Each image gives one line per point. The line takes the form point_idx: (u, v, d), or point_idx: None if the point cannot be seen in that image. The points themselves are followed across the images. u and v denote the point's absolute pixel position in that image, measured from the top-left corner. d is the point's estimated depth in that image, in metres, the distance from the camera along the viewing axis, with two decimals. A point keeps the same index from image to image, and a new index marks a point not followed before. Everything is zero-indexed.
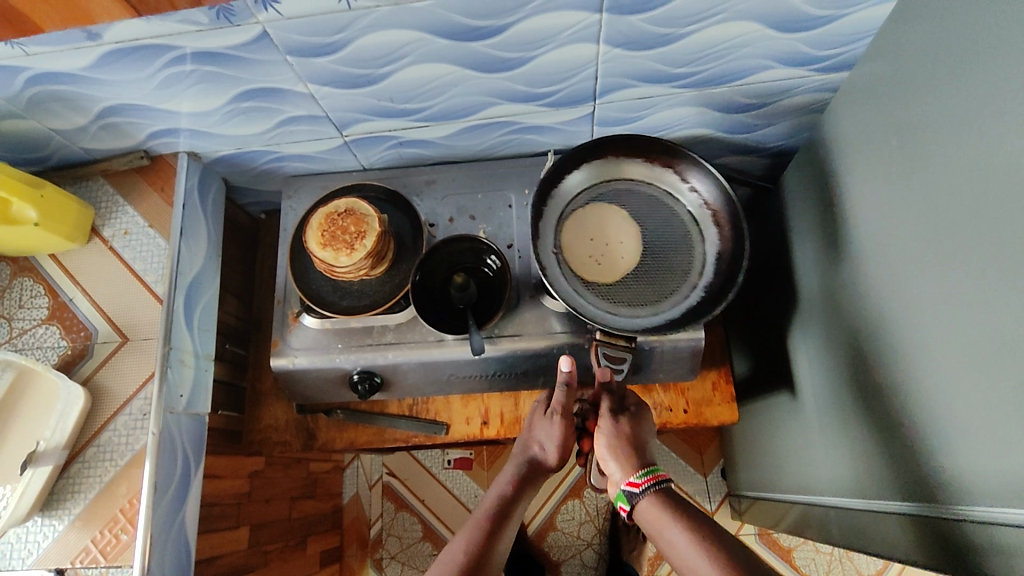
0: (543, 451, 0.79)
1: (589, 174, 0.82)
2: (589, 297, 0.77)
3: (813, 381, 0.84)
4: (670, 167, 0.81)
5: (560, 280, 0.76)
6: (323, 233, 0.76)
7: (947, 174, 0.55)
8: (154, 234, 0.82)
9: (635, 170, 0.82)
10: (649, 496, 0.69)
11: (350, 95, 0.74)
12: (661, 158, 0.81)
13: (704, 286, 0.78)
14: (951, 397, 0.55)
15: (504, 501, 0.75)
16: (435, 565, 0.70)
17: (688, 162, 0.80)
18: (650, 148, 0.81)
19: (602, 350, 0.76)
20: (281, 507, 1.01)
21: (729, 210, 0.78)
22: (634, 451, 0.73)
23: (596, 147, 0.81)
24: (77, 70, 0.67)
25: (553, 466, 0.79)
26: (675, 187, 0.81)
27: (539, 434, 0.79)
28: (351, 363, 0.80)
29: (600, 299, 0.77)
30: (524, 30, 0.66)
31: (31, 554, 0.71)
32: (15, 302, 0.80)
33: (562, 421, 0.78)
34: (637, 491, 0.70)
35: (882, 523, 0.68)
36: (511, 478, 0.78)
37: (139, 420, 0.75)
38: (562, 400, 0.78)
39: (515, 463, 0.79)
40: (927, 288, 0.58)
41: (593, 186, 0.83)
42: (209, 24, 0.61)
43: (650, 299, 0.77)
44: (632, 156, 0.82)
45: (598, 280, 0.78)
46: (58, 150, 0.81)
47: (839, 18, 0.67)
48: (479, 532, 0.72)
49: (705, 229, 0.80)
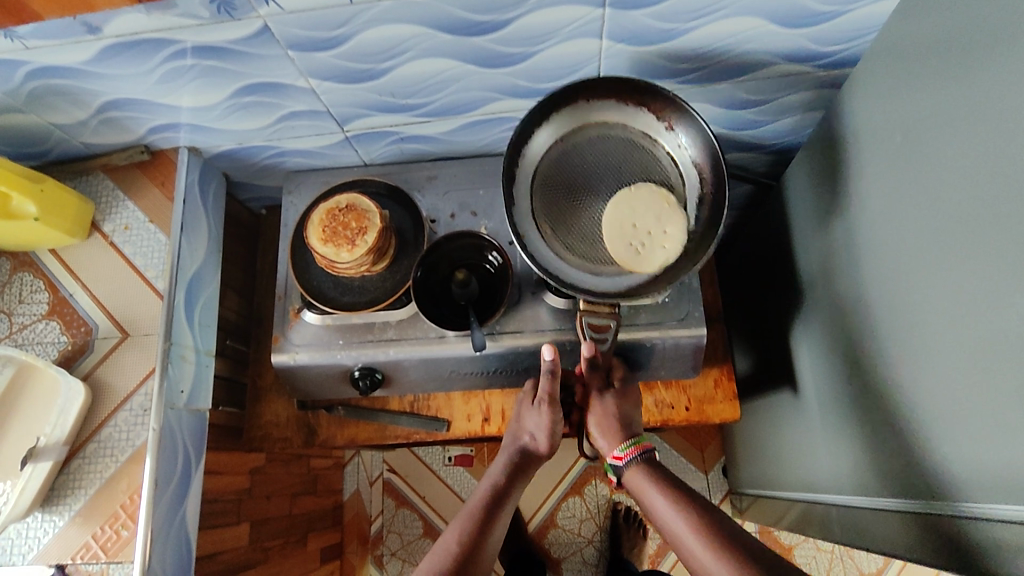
0: (534, 439, 0.80)
1: (560, 126, 0.76)
2: (569, 259, 0.74)
3: (816, 378, 0.84)
4: (645, 106, 0.74)
5: (541, 250, 0.74)
6: (324, 229, 0.76)
7: (950, 170, 0.55)
8: (154, 229, 0.81)
9: (607, 115, 0.75)
10: (632, 467, 0.75)
11: (352, 89, 0.74)
12: (635, 97, 0.74)
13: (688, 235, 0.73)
14: (953, 394, 0.55)
15: (498, 490, 0.76)
16: (428, 555, 0.69)
17: (671, 106, 0.73)
18: (621, 89, 0.73)
19: (585, 321, 0.72)
20: (282, 503, 1.01)
21: (711, 159, 0.73)
22: (619, 425, 0.78)
23: (562, 98, 0.74)
24: (76, 64, 0.66)
25: (545, 453, 0.80)
26: (654, 128, 0.75)
27: (528, 423, 0.80)
28: (352, 360, 0.80)
29: (583, 261, 0.74)
30: (526, 25, 0.65)
31: (32, 550, 0.71)
32: (14, 297, 0.80)
33: (550, 410, 0.78)
34: (620, 464, 0.76)
35: (885, 520, 0.67)
36: (504, 468, 0.78)
37: (139, 416, 0.74)
38: (547, 389, 0.77)
39: (507, 453, 0.80)
40: (929, 285, 0.58)
41: (564, 137, 0.76)
42: (210, 18, 0.61)
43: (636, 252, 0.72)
44: (605, 99, 0.75)
45: (581, 240, 0.74)
46: (58, 145, 0.81)
47: (843, 14, 0.67)
48: (473, 520, 0.72)
49: (687, 171, 0.75)
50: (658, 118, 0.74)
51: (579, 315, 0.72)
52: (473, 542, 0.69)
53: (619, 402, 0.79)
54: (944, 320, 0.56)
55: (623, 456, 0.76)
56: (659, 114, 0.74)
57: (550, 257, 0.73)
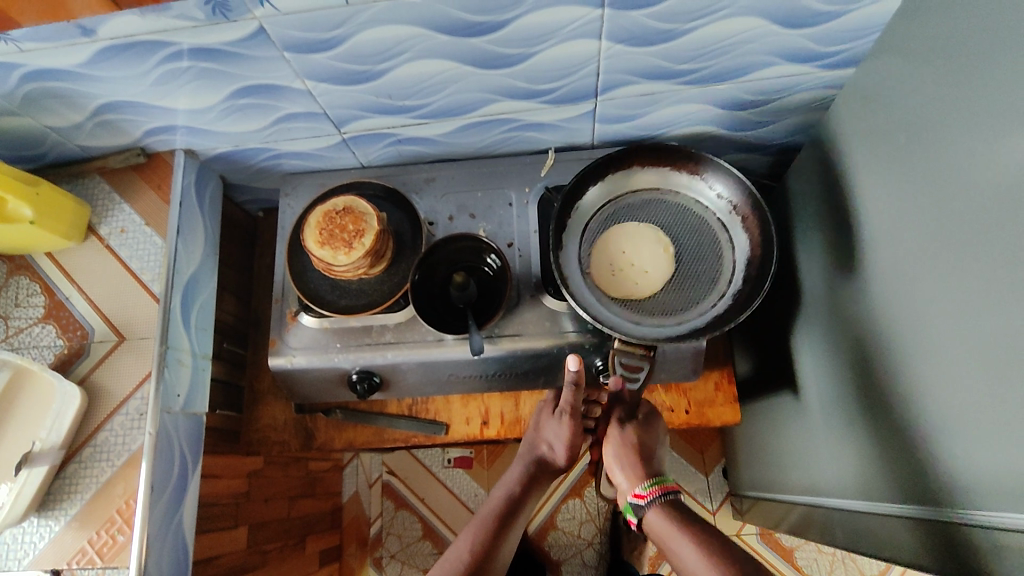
0: (551, 450, 0.79)
1: (611, 186, 0.81)
2: (611, 309, 0.75)
3: (817, 381, 0.83)
4: (698, 174, 0.79)
5: (583, 293, 0.75)
6: (320, 232, 0.75)
7: (954, 173, 0.54)
8: (150, 232, 0.81)
9: (662, 181, 0.80)
10: (654, 508, 0.71)
11: (348, 91, 0.73)
12: (689, 165, 0.79)
13: (735, 293, 0.75)
14: (957, 400, 0.55)
15: (511, 500, 0.75)
16: (439, 564, 0.69)
17: (720, 170, 0.78)
18: (675, 157, 0.79)
19: (619, 359, 0.74)
20: (280, 507, 1.01)
21: (755, 207, 0.76)
22: (642, 462, 0.76)
23: (620, 158, 0.79)
24: (72, 67, 0.66)
25: (562, 465, 0.79)
26: (705, 195, 0.80)
27: (547, 434, 0.79)
28: (349, 363, 0.80)
29: (625, 310, 0.75)
30: (525, 26, 0.65)
31: (27, 555, 0.70)
32: (11, 301, 0.80)
33: (571, 422, 0.78)
34: (642, 503, 0.73)
35: (888, 524, 0.67)
36: (519, 477, 0.78)
37: (135, 421, 0.74)
38: (569, 400, 0.76)
39: (523, 463, 0.79)
40: (935, 290, 0.57)
41: (617, 198, 0.81)
42: (205, 20, 0.60)
43: (674, 308, 0.76)
44: (659, 165, 0.80)
45: (622, 288, 0.76)
46: (54, 147, 0.80)
47: (846, 14, 0.66)
48: (485, 529, 0.71)
49: (734, 231, 0.78)
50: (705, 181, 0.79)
51: (613, 354, 0.74)
52: (485, 550, 0.69)
53: (640, 433, 0.79)
54: (949, 325, 0.55)
55: (645, 495, 0.73)
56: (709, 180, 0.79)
57: (593, 302, 0.74)
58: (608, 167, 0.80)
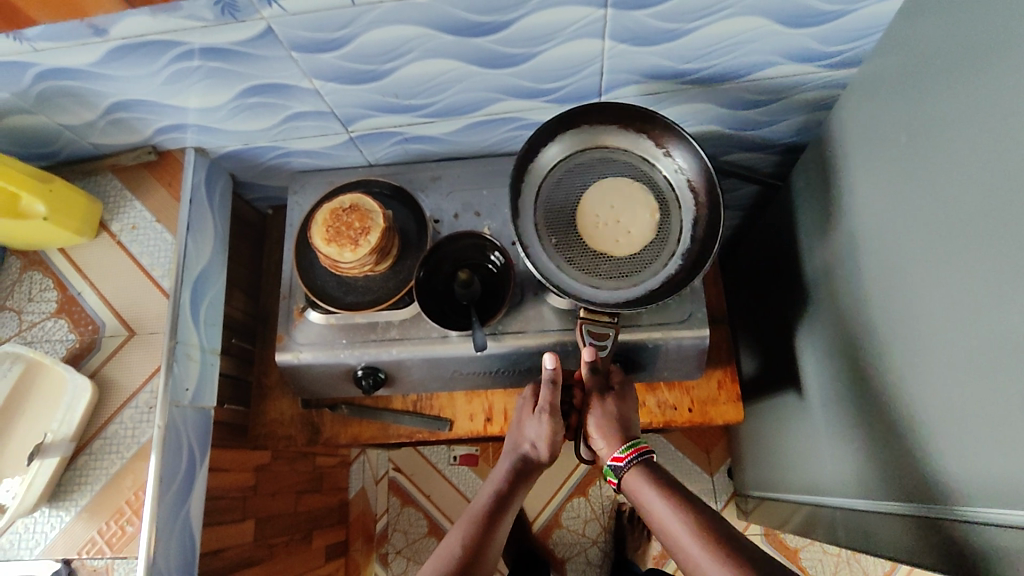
0: (535, 448, 0.78)
1: (562, 150, 0.78)
2: (569, 272, 0.74)
3: (820, 380, 0.83)
4: (645, 133, 0.77)
5: (540, 256, 0.74)
6: (327, 229, 0.76)
7: (952, 173, 0.54)
8: (161, 229, 0.82)
9: (612, 139, 0.78)
10: (632, 468, 0.72)
11: (355, 90, 0.74)
12: (637, 124, 0.77)
13: (684, 255, 0.74)
14: (955, 400, 0.55)
15: (499, 496, 0.76)
16: (432, 559, 0.70)
17: (670, 131, 0.76)
18: (626, 114, 0.76)
19: (585, 329, 0.72)
20: (287, 501, 1.02)
21: (706, 176, 0.75)
22: (619, 428, 0.76)
23: (568, 120, 0.76)
24: (84, 65, 0.67)
25: (546, 461, 0.78)
26: (652, 154, 0.77)
27: (529, 432, 0.78)
28: (355, 359, 0.81)
29: (581, 272, 0.75)
30: (529, 25, 0.65)
31: (39, 544, 0.72)
32: (24, 295, 0.81)
33: (551, 418, 0.76)
34: (621, 465, 0.73)
35: (888, 522, 0.67)
36: (506, 473, 0.78)
37: (145, 413, 0.75)
38: (548, 399, 0.75)
39: (508, 459, 0.79)
40: (932, 286, 0.57)
41: (568, 159, 0.79)
42: (214, 20, 0.61)
43: (628, 272, 0.74)
44: (608, 125, 0.78)
45: (581, 253, 0.75)
46: (67, 145, 0.82)
47: (849, 13, 0.66)
48: (475, 523, 0.72)
49: (684, 200, 0.76)
50: (658, 144, 0.77)
51: (579, 322, 0.72)
52: (475, 545, 0.70)
53: (617, 403, 0.77)
54: (947, 323, 0.56)
55: (623, 458, 0.73)
56: (658, 141, 0.77)
57: (549, 267, 0.74)
58: (557, 129, 0.77)
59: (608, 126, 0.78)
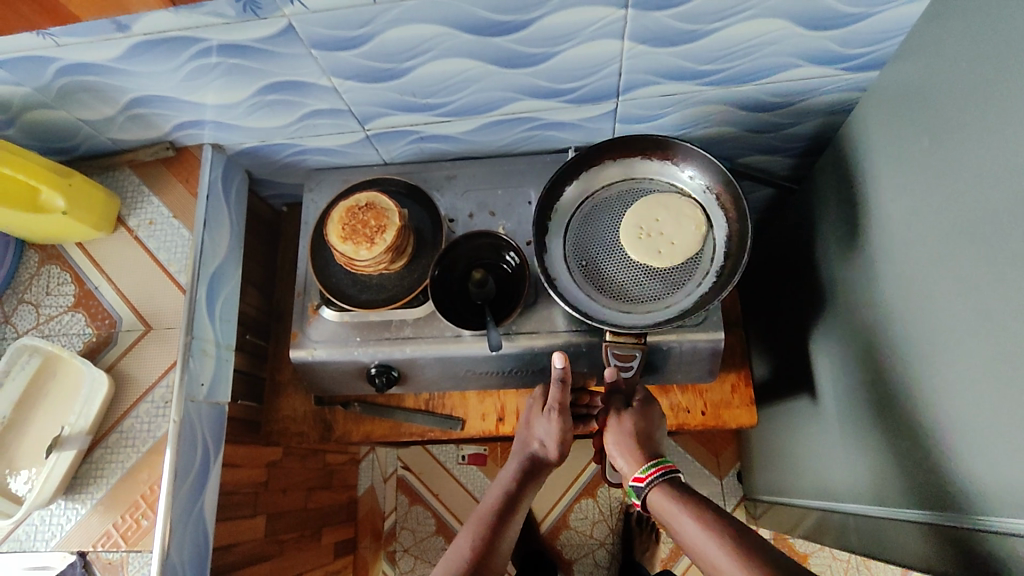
0: (544, 446, 0.79)
1: (582, 187, 0.80)
2: (600, 301, 0.75)
3: (834, 385, 0.83)
4: (668, 159, 0.78)
5: (570, 288, 0.76)
6: (343, 227, 0.76)
7: (975, 178, 0.54)
8: (178, 225, 0.83)
9: (631, 171, 0.79)
10: (655, 487, 0.72)
11: (373, 88, 0.74)
12: (658, 151, 0.78)
13: (717, 270, 0.74)
14: (975, 407, 0.54)
15: (509, 496, 0.76)
16: (443, 560, 0.70)
17: (690, 153, 0.77)
18: (643, 144, 0.78)
19: (610, 350, 0.75)
20: (298, 497, 1.02)
21: (730, 188, 0.75)
22: (642, 445, 0.77)
23: (585, 157, 0.79)
24: (104, 61, 0.67)
25: (554, 460, 0.79)
26: (675, 178, 0.78)
27: (538, 430, 0.79)
28: (369, 357, 0.81)
29: (613, 300, 0.75)
30: (549, 25, 0.65)
31: (54, 536, 0.72)
32: (42, 288, 0.82)
33: (560, 417, 0.77)
34: (643, 486, 0.73)
35: (903, 530, 0.67)
36: (515, 473, 0.78)
37: (161, 408, 0.76)
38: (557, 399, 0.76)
39: (517, 460, 0.79)
40: (954, 292, 0.57)
41: (592, 195, 0.80)
42: (235, 17, 0.62)
43: (660, 292, 0.75)
44: (627, 157, 0.79)
45: (614, 281, 0.76)
46: (86, 140, 0.82)
47: (872, 16, 0.66)
48: (485, 524, 0.72)
49: (712, 213, 0.76)
50: (678, 167, 0.78)
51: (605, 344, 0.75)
52: (485, 545, 0.70)
53: (638, 420, 0.79)
54: (969, 330, 0.55)
55: (645, 479, 0.73)
56: (681, 163, 0.78)
57: (582, 299, 0.75)
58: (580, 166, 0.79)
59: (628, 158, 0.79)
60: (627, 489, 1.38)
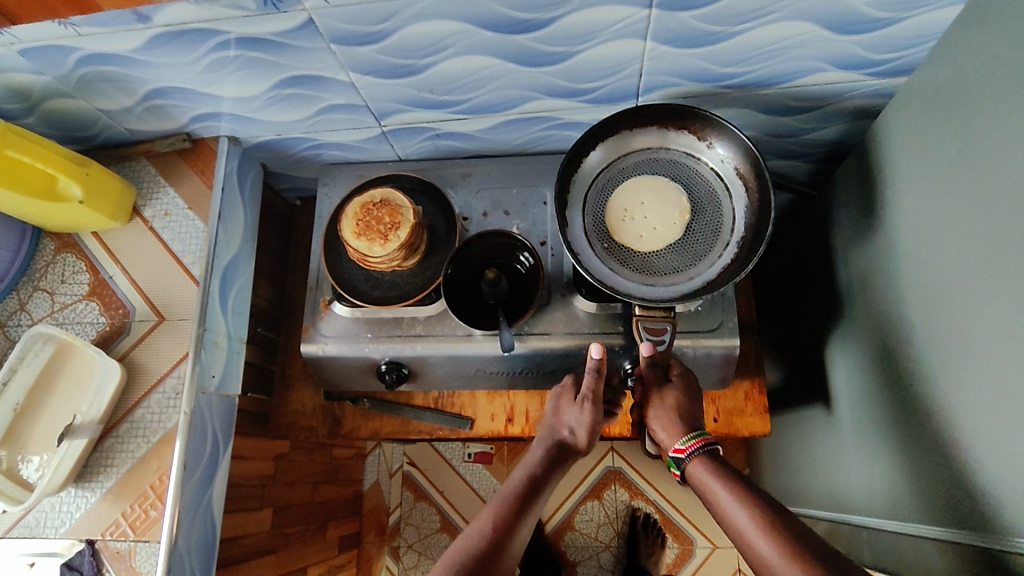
0: (574, 435, 0.76)
1: (603, 156, 0.78)
2: (624, 276, 0.73)
3: (852, 395, 0.82)
4: (685, 128, 0.75)
5: (594, 264, 0.74)
6: (358, 223, 0.76)
7: (1004, 190, 0.53)
8: (193, 216, 0.83)
9: (651, 140, 0.77)
10: (695, 461, 0.67)
11: (391, 84, 0.74)
12: (676, 121, 0.75)
13: (739, 242, 0.73)
14: (999, 422, 0.53)
15: (533, 482, 0.73)
16: (460, 536, 0.69)
17: (710, 125, 0.74)
18: (662, 114, 0.75)
19: (641, 325, 0.73)
20: (305, 490, 1.02)
21: (753, 165, 0.73)
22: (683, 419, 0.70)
23: (608, 126, 0.76)
24: (124, 52, 0.67)
25: (582, 449, 0.76)
26: (695, 148, 0.76)
27: (567, 418, 0.76)
28: (379, 354, 0.81)
29: (636, 274, 0.74)
30: (571, 24, 0.64)
31: (64, 524, 0.73)
32: (57, 277, 0.82)
33: (592, 408, 0.74)
34: (683, 457, 0.68)
35: (918, 546, 0.66)
36: (540, 460, 0.75)
37: (172, 399, 0.76)
38: (590, 386, 0.74)
39: (542, 445, 0.77)
40: (980, 306, 0.56)
41: (610, 166, 0.78)
42: (256, 10, 0.61)
43: (682, 264, 0.73)
44: (646, 127, 0.76)
45: (633, 255, 0.74)
46: (104, 129, 0.83)
47: (901, 20, 0.65)
48: (508, 506, 0.71)
49: (733, 187, 0.75)
50: (699, 138, 0.75)
51: (636, 321, 0.73)
52: (506, 529, 0.68)
53: (680, 396, 0.71)
54: (995, 344, 0.54)
55: (685, 450, 0.68)
56: (699, 135, 0.75)
57: (605, 272, 0.73)
58: (601, 135, 0.77)
59: (645, 128, 0.77)
60: (633, 493, 1.37)
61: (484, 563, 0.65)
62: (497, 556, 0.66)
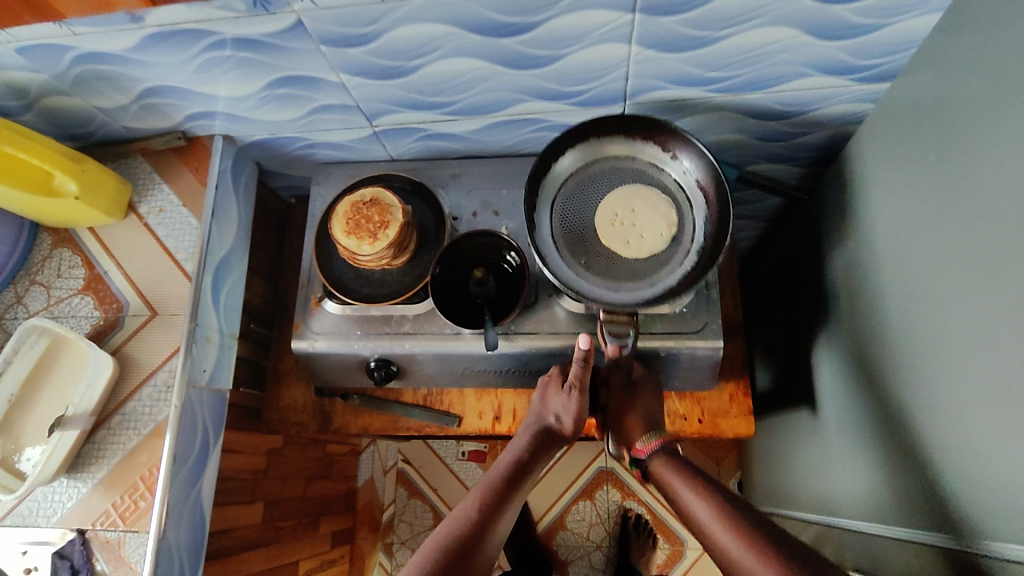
0: (559, 421, 0.78)
1: (574, 162, 0.78)
2: (589, 279, 0.74)
3: (836, 398, 0.82)
4: (650, 139, 0.76)
5: (560, 267, 0.74)
6: (348, 221, 0.77)
7: (979, 198, 0.53)
8: (187, 213, 0.84)
9: (618, 150, 0.78)
10: (656, 461, 0.73)
11: (382, 85, 0.75)
12: (641, 130, 0.76)
13: (699, 252, 0.74)
14: (974, 426, 0.54)
15: (518, 465, 0.75)
16: (447, 520, 0.69)
17: (674, 136, 0.75)
18: (628, 123, 0.76)
19: (606, 328, 0.72)
20: (297, 485, 1.04)
21: (718, 187, 0.74)
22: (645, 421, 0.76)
23: (577, 133, 0.77)
24: (120, 51, 0.69)
25: (568, 434, 0.78)
26: (659, 158, 0.77)
27: (555, 405, 0.78)
28: (369, 350, 0.82)
29: (601, 277, 0.74)
30: (556, 28, 0.65)
31: (56, 513, 0.74)
32: (53, 271, 0.84)
33: (579, 396, 0.76)
34: (644, 457, 0.74)
35: (898, 548, 0.66)
36: (526, 444, 0.77)
37: (163, 392, 0.77)
38: (578, 374, 0.74)
39: (529, 430, 0.79)
40: (955, 312, 0.56)
41: (580, 172, 0.78)
42: (247, 11, 0.62)
43: (644, 270, 0.74)
44: (613, 135, 0.77)
45: (600, 259, 0.74)
46: (101, 126, 0.84)
47: (884, 27, 0.65)
48: (495, 490, 0.72)
49: (694, 199, 0.76)
50: (663, 148, 0.76)
51: (600, 323, 0.72)
52: (487, 516, 0.69)
53: (645, 401, 0.77)
54: (969, 349, 0.54)
55: (645, 450, 0.74)
56: (663, 145, 0.76)
57: (569, 274, 0.74)
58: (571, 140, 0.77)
59: (610, 137, 0.78)
60: (625, 493, 1.38)
61: (471, 544, 0.66)
62: (483, 538, 0.67)
